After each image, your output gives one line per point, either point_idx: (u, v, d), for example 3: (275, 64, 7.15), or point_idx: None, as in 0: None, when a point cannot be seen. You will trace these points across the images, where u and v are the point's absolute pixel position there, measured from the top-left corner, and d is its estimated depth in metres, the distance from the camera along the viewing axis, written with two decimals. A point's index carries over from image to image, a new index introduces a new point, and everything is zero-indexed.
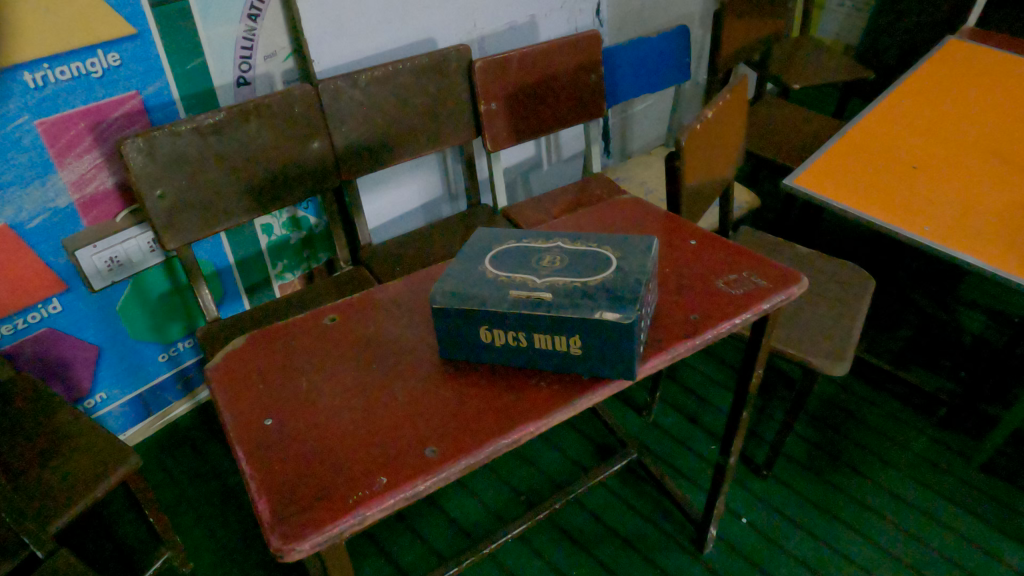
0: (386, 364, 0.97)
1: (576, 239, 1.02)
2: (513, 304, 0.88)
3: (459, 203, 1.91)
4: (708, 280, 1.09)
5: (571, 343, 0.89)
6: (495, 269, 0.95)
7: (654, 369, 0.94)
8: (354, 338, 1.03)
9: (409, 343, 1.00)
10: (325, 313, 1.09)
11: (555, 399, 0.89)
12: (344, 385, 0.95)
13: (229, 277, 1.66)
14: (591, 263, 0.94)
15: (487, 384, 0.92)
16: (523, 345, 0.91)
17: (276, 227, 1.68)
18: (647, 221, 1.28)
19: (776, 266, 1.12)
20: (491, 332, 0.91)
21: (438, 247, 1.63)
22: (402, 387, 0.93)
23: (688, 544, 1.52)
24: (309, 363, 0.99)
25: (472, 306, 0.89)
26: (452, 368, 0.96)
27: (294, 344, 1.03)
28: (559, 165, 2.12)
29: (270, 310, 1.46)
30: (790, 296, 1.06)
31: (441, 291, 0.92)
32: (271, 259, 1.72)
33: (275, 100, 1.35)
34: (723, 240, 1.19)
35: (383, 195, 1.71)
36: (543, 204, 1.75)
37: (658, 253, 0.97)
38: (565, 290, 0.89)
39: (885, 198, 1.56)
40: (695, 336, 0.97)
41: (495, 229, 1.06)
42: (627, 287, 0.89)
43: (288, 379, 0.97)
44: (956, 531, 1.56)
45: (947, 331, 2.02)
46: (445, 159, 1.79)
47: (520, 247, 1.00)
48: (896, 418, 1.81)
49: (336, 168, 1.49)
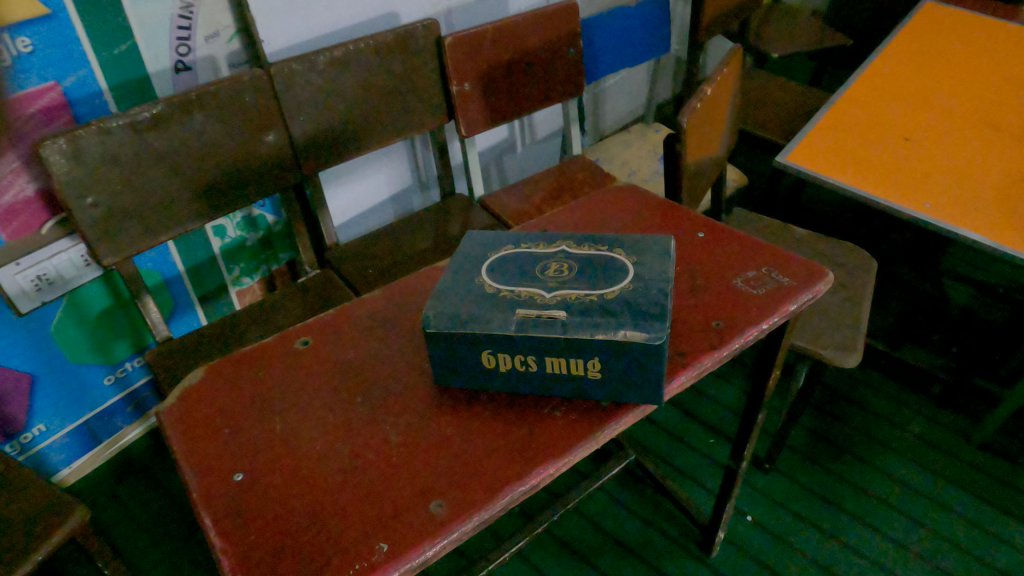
0: (372, 397, 0.84)
1: (582, 242, 0.90)
2: (523, 325, 0.76)
3: (431, 193, 1.76)
4: (726, 278, 0.98)
5: (590, 367, 0.77)
6: (495, 281, 0.83)
7: (680, 388, 0.84)
8: (334, 365, 0.90)
9: (397, 370, 0.88)
10: (296, 336, 0.96)
11: (574, 432, 0.78)
12: (326, 424, 0.82)
13: (180, 287, 1.49)
14: (606, 273, 0.82)
15: (494, 417, 0.80)
16: (533, 370, 0.79)
17: (230, 228, 1.51)
18: (647, 211, 1.16)
19: (796, 259, 1.02)
20: (495, 357, 0.79)
21: (413, 246, 1.49)
22: (395, 424, 0.80)
23: (693, 548, 1.45)
24: (282, 400, 0.85)
25: (474, 328, 0.76)
26: (451, 398, 0.83)
27: (262, 376, 0.89)
28: (534, 147, 1.98)
29: (230, 326, 1.31)
30: (817, 294, 0.96)
31: (435, 311, 0.79)
32: (226, 264, 1.55)
33: (221, 88, 1.18)
34: (734, 231, 1.09)
35: (349, 188, 1.55)
36: (523, 192, 1.62)
37: (678, 257, 0.85)
38: (581, 306, 0.77)
39: (883, 173, 1.48)
40: (722, 346, 0.87)
41: (488, 232, 0.93)
42: (652, 300, 0.77)
43: (258, 421, 0.83)
44: (963, 516, 1.52)
45: (937, 305, 1.97)
46: (415, 146, 1.64)
47: (520, 254, 0.88)
48: (893, 398, 1.76)
49: (295, 162, 1.33)
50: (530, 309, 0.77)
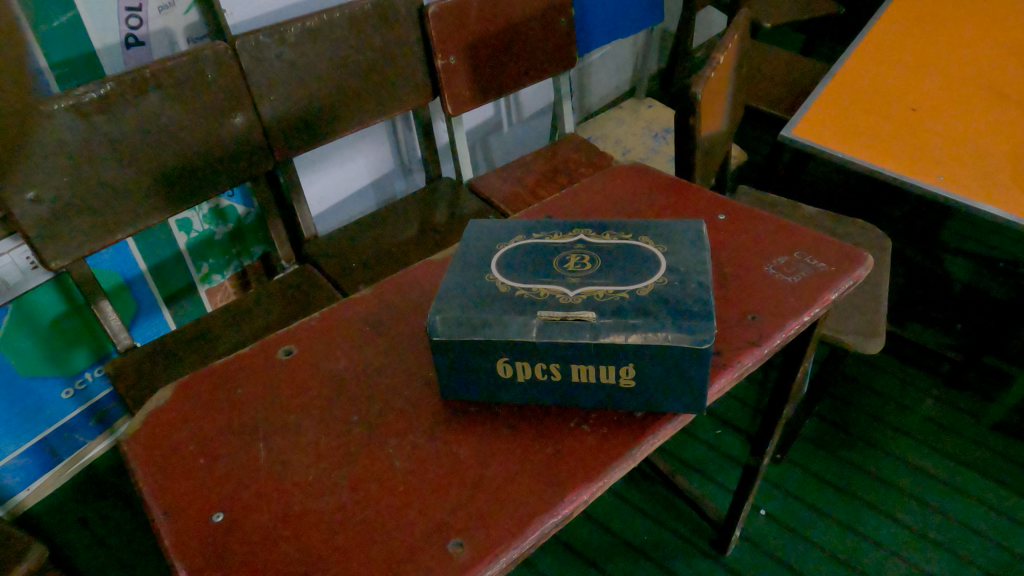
0: (372, 414, 0.74)
1: (602, 232, 0.80)
2: (547, 328, 0.65)
3: (414, 177, 1.64)
4: (756, 265, 0.89)
5: (624, 374, 0.67)
6: (509, 278, 0.72)
7: (721, 393, 0.74)
8: (325, 379, 0.79)
9: (398, 382, 0.77)
10: (279, 345, 0.85)
11: (607, 450, 0.68)
12: (319, 449, 0.71)
13: (143, 288, 1.36)
14: (635, 265, 0.73)
15: (513, 434, 0.70)
16: (556, 379, 0.69)
17: (197, 222, 1.38)
18: (659, 192, 1.06)
19: (831, 242, 0.93)
20: (513, 366, 0.69)
21: (398, 237, 1.37)
22: (399, 446, 0.70)
23: (707, 546, 1.37)
24: (266, 421, 0.74)
25: (490, 335, 0.66)
26: (462, 414, 0.73)
27: (242, 393, 0.78)
28: (521, 126, 1.87)
29: (202, 330, 1.18)
30: (857, 280, 0.88)
31: (443, 315, 0.68)
32: (193, 261, 1.42)
33: (180, 65, 1.04)
34: (758, 212, 0.99)
35: (326, 174, 1.43)
36: (515, 175, 1.51)
37: (712, 246, 0.76)
38: (613, 305, 0.67)
39: (892, 141, 1.35)
40: (764, 343, 0.77)
41: (494, 222, 0.82)
42: (692, 296, 0.67)
43: (239, 447, 0.72)
44: (982, 500, 1.45)
45: (941, 280, 1.91)
46: (396, 127, 1.51)
47: (533, 246, 0.78)
48: (902, 379, 1.69)
49: (267, 147, 1.20)
50: (554, 310, 0.67)
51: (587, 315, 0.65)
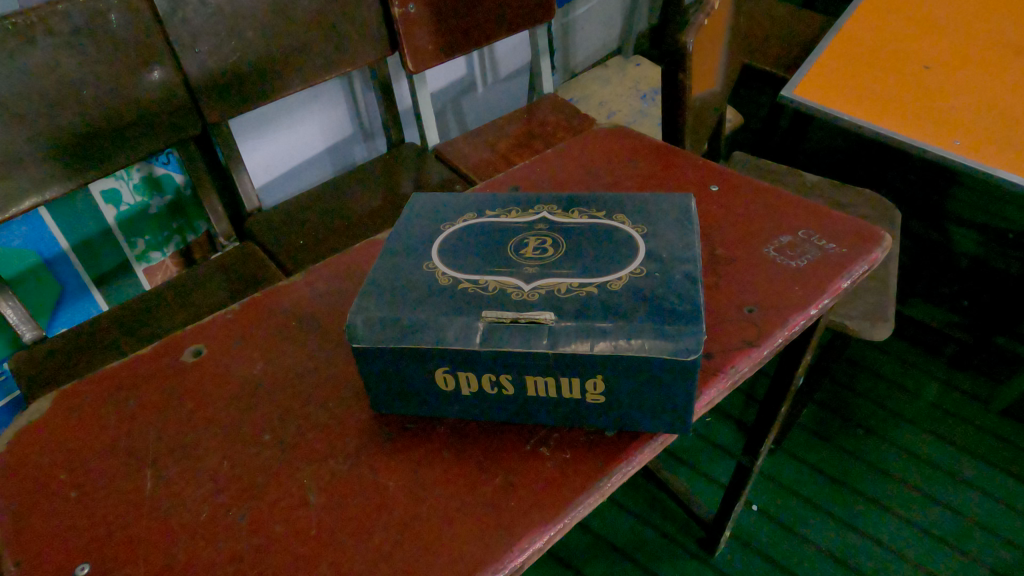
0: (287, 433, 0.61)
1: (569, 208, 0.66)
2: (494, 334, 0.52)
3: (376, 142, 1.48)
4: (754, 246, 0.76)
5: (591, 389, 0.54)
6: (451, 268, 0.59)
7: (711, 404, 0.61)
8: (236, 388, 0.66)
9: (323, 392, 0.64)
10: (186, 344, 0.71)
11: (569, 481, 0.55)
12: (218, 478, 0.58)
13: (67, 268, 1.21)
14: (607, 252, 0.59)
15: (454, 461, 0.57)
16: (509, 393, 0.56)
17: (126, 193, 1.23)
18: (642, 159, 0.92)
19: (842, 218, 0.79)
20: (455, 377, 0.56)
21: (354, 211, 1.23)
22: (316, 475, 0.57)
23: (693, 546, 1.27)
24: (158, 442, 0.61)
25: (423, 342, 0.53)
26: (395, 433, 0.60)
27: (133, 406, 0.65)
28: (497, 87, 1.71)
29: (126, 315, 1.04)
30: (873, 264, 0.74)
31: (366, 316, 0.55)
32: (126, 237, 1.27)
33: (75, 7, 0.88)
34: (757, 182, 0.86)
35: (271, 139, 1.27)
36: (485, 139, 1.36)
37: (702, 226, 0.62)
38: (577, 303, 0.53)
39: (900, 100, 1.20)
40: (763, 344, 0.64)
41: (440, 197, 0.69)
42: (676, 292, 0.54)
43: (122, 475, 0.59)
44: (989, 492, 1.35)
45: (946, 253, 1.78)
46: (353, 85, 1.35)
47: (485, 227, 0.64)
48: (903, 361, 1.58)
49: (193, 107, 1.05)
50: (503, 310, 0.53)
51: (544, 316, 0.52)
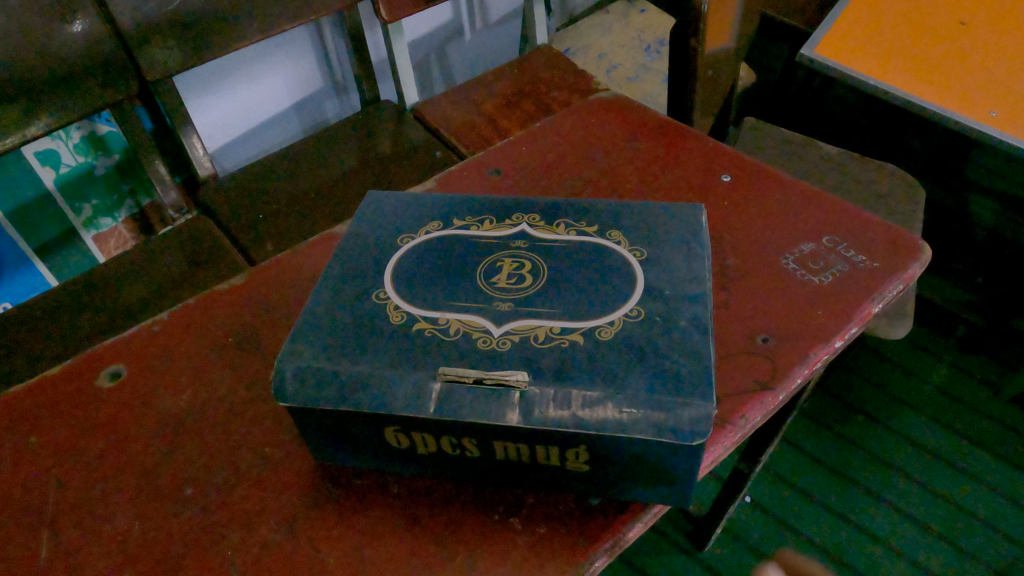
0: (211, 487, 0.51)
1: (555, 220, 0.56)
2: (452, 398, 0.42)
3: (350, 97, 1.34)
4: (768, 255, 0.65)
5: (572, 457, 0.45)
6: (408, 301, 0.49)
7: (717, 462, 0.52)
8: (156, 424, 0.56)
9: (257, 433, 0.54)
10: (105, 363, 0.61)
11: (543, 563, 0.46)
12: (126, 545, 0.49)
13: (3, 239, 1.09)
14: (598, 287, 0.49)
15: (409, 533, 0.48)
16: (473, 455, 0.46)
17: (65, 154, 1.09)
18: (645, 139, 0.80)
19: (874, 223, 0.68)
20: (408, 437, 0.46)
21: (318, 179, 1.10)
22: (243, 544, 0.48)
23: (683, 540, 1.21)
24: (59, 494, 0.52)
25: (364, 405, 0.43)
26: (340, 491, 0.50)
27: (36, 445, 0.55)
28: (486, 34, 1.55)
29: (77, 290, 0.95)
30: (908, 281, 0.63)
31: (297, 366, 0.45)
32: (69, 202, 1.14)
33: None
34: (775, 172, 0.74)
35: (225, 95, 1.14)
36: (470, 97, 1.22)
37: (712, 248, 0.51)
38: (556, 358, 0.43)
39: (934, 63, 1.06)
40: (779, 387, 0.54)
41: (402, 204, 0.58)
42: (680, 343, 0.44)
43: (13, 538, 0.50)
44: (993, 486, 1.28)
45: (963, 224, 1.67)
46: (322, 33, 1.20)
47: (452, 244, 0.54)
48: (911, 343, 1.50)
49: (128, 62, 0.92)
50: (465, 366, 0.43)
51: (516, 377, 0.42)
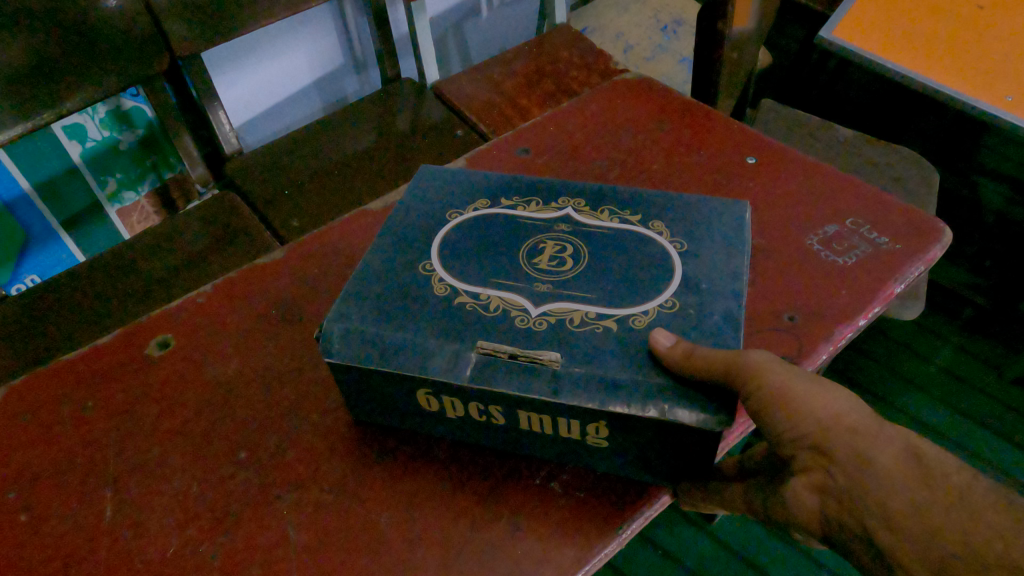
0: (264, 451, 0.54)
1: (599, 206, 0.58)
2: (487, 369, 0.45)
3: (370, 75, 1.35)
4: (792, 236, 0.67)
5: (593, 432, 0.47)
6: (451, 273, 0.51)
7: (730, 448, 0.55)
8: (206, 390, 0.58)
9: (305, 400, 0.57)
10: (153, 333, 0.63)
11: (580, 525, 0.49)
12: (187, 505, 0.51)
13: (31, 210, 1.10)
14: (633, 276, 0.51)
15: (456, 495, 0.51)
16: (499, 422, 0.49)
17: (92, 128, 1.11)
18: (671, 121, 0.82)
19: (897, 206, 0.70)
20: (436, 399, 0.48)
21: (341, 154, 1.12)
22: (297, 504, 0.51)
23: None
24: (119, 456, 0.54)
25: (401, 367, 0.45)
26: (389, 456, 0.53)
27: (93, 410, 0.58)
28: (503, 12, 1.55)
29: (110, 263, 0.96)
30: (929, 264, 0.65)
31: (345, 327, 0.47)
32: (95, 175, 1.16)
33: None
34: (800, 154, 0.76)
35: (251, 72, 1.15)
36: (489, 75, 1.23)
37: (754, 247, 0.54)
38: (590, 343, 0.46)
39: (950, 46, 1.07)
40: (805, 362, 0.56)
41: (446, 179, 0.61)
42: (715, 338, 0.46)
43: (79, 497, 0.52)
44: (995, 464, 1.31)
45: (972, 207, 1.68)
46: (344, 11, 1.21)
47: (498, 221, 0.57)
48: (918, 325, 1.53)
49: (159, 37, 0.93)
50: (502, 342, 0.46)
51: (548, 357, 0.45)
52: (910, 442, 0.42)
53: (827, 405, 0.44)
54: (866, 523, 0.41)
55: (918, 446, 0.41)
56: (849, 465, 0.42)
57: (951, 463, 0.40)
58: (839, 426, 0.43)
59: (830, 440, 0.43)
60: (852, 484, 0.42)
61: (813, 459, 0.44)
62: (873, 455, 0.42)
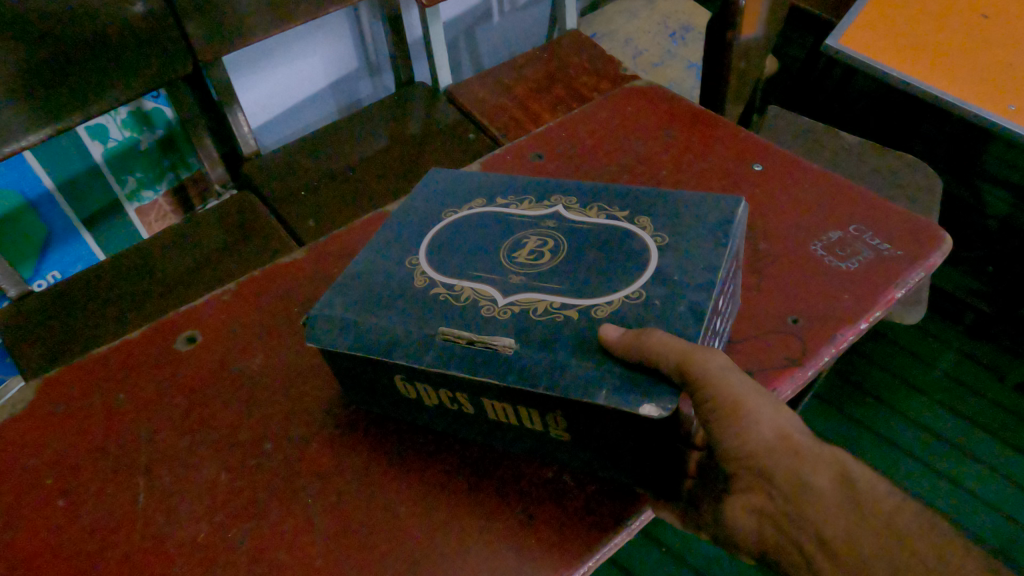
0: (288, 442, 0.56)
1: (589, 204, 0.60)
2: (446, 353, 0.48)
3: (383, 78, 1.37)
4: (797, 241, 0.69)
5: (553, 424, 0.48)
6: (433, 268, 0.55)
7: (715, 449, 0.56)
8: (231, 383, 0.61)
9: (326, 394, 0.59)
10: (181, 329, 0.66)
11: (590, 516, 0.50)
12: (215, 492, 0.54)
13: (54, 209, 1.13)
14: (612, 269, 0.53)
15: (470, 486, 0.53)
16: (470, 411, 0.51)
17: (114, 129, 1.13)
18: (680, 127, 0.84)
19: (899, 214, 0.72)
20: (411, 385, 0.51)
21: (356, 157, 1.14)
22: (320, 493, 0.53)
23: None
24: (149, 446, 0.57)
25: (365, 348, 0.50)
26: (408, 449, 0.55)
27: (123, 402, 0.60)
28: (514, 17, 1.57)
29: (134, 262, 0.99)
30: (929, 270, 0.67)
31: (326, 314, 0.52)
32: (116, 175, 1.19)
33: None
34: (806, 162, 0.78)
35: (268, 75, 1.18)
36: (501, 80, 1.26)
37: (743, 242, 0.54)
38: (545, 329, 0.48)
39: (954, 55, 1.09)
40: (808, 364, 0.59)
41: (455, 183, 0.64)
42: (673, 325, 0.48)
43: (112, 484, 0.55)
44: (996, 468, 1.33)
45: (976, 214, 1.70)
46: (360, 16, 1.23)
47: (489, 219, 0.60)
48: (922, 330, 1.54)
49: (183, 42, 0.96)
50: (464, 330, 0.49)
51: (502, 343, 0.47)
52: (845, 465, 0.45)
53: (773, 422, 0.46)
54: (804, 543, 0.45)
55: (851, 468, 0.45)
56: (787, 483, 0.45)
57: (878, 484, 0.45)
58: (783, 444, 0.46)
59: (774, 457, 0.46)
60: (796, 505, 0.45)
61: (752, 473, 0.46)
62: (811, 475, 0.45)
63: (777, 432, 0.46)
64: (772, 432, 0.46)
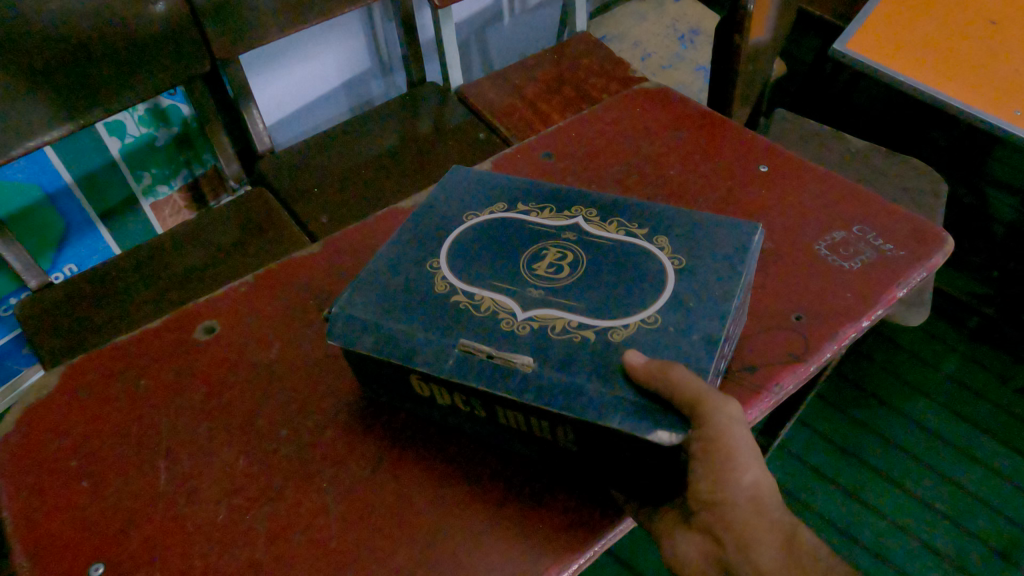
0: (304, 430, 0.58)
1: (609, 220, 0.62)
2: (466, 364, 0.50)
3: (395, 78, 1.39)
4: (802, 241, 0.70)
5: (564, 436, 0.50)
6: (453, 272, 0.57)
7: None
8: (249, 373, 0.63)
9: (342, 385, 0.61)
10: (200, 319, 0.68)
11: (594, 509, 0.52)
12: (235, 477, 0.56)
13: (71, 202, 1.15)
14: (627, 290, 0.55)
15: (481, 478, 0.54)
16: (481, 414, 0.53)
17: (131, 125, 1.16)
18: (688, 129, 0.85)
19: (902, 215, 0.73)
20: (427, 386, 0.53)
21: (368, 155, 1.16)
22: (336, 478, 0.55)
23: None
24: (170, 431, 0.59)
25: (389, 354, 0.51)
26: (422, 441, 0.57)
27: (145, 389, 0.62)
28: (524, 19, 1.59)
29: (149, 256, 1.01)
30: (931, 270, 0.69)
31: (348, 314, 0.54)
32: (132, 170, 1.21)
33: None
34: (811, 164, 0.79)
35: (282, 74, 1.20)
36: (511, 80, 1.28)
37: (757, 264, 0.56)
38: (565, 348, 0.50)
39: (961, 61, 1.10)
40: (810, 360, 0.60)
41: (475, 185, 0.66)
42: (687, 355, 0.49)
43: (134, 466, 0.57)
44: (998, 471, 1.33)
45: (982, 219, 1.71)
46: (373, 17, 1.26)
47: (508, 225, 0.62)
48: (926, 333, 1.55)
49: (201, 41, 0.98)
50: (483, 342, 0.50)
51: (522, 360, 0.49)
52: (798, 534, 0.49)
53: (755, 479, 0.49)
54: None
55: (802, 538, 0.49)
56: (744, 537, 0.48)
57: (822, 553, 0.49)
58: (753, 501, 0.49)
59: (740, 512, 0.48)
60: (741, 559, 0.49)
61: (714, 519, 0.49)
62: (767, 537, 0.48)
63: (753, 489, 0.49)
64: (748, 486, 0.49)
